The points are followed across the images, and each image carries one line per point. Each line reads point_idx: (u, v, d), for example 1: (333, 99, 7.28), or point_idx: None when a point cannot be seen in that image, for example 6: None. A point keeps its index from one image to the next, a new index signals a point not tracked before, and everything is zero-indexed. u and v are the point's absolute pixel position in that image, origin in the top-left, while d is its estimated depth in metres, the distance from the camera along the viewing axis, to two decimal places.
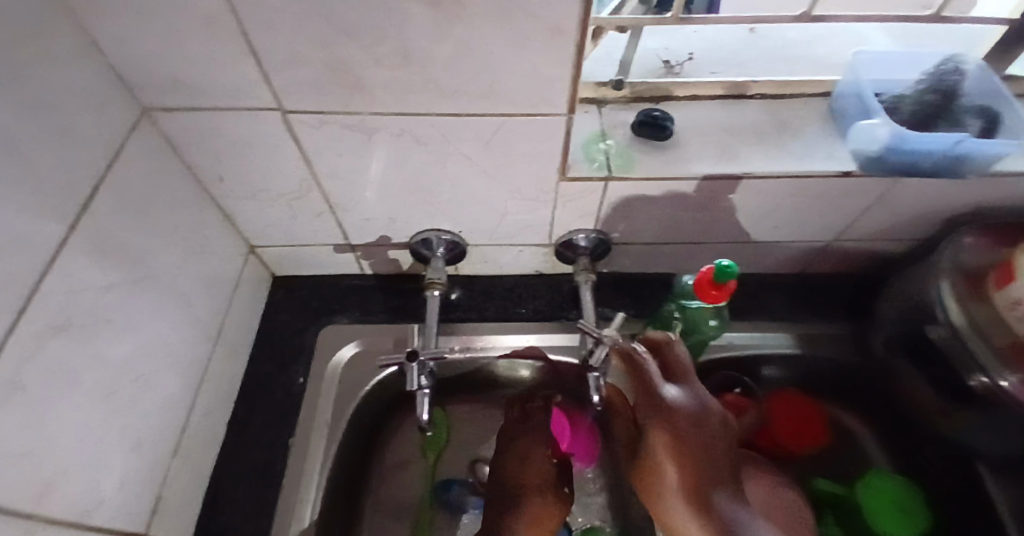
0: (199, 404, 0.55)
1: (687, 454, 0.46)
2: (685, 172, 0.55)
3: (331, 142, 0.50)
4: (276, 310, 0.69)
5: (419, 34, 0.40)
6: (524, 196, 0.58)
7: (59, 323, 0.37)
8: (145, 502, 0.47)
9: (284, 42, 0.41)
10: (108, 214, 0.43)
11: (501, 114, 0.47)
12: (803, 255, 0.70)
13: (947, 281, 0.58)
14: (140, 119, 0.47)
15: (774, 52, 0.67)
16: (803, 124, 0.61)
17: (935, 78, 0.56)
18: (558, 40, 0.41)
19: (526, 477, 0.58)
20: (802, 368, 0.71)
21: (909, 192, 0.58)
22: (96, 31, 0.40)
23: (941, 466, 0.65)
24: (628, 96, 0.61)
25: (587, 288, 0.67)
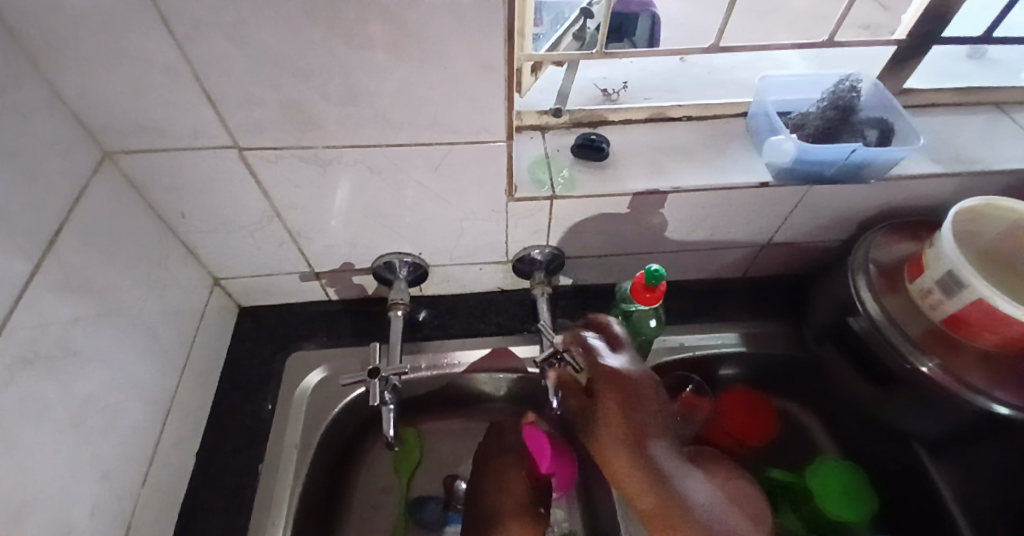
0: (167, 435, 0.57)
1: (627, 404, 0.56)
2: (621, 188, 0.60)
3: (289, 175, 0.54)
4: (244, 340, 0.71)
5: (363, 75, 0.44)
6: (477, 217, 0.62)
7: (25, 357, 0.39)
8: (113, 533, 0.48)
9: (239, 86, 0.44)
10: (74, 251, 0.45)
11: (446, 142, 0.52)
12: (742, 259, 0.76)
13: (863, 277, 0.63)
14: (102, 162, 0.49)
15: (699, 78, 0.74)
16: (727, 140, 0.67)
17: (833, 96, 0.62)
18: (489, 76, 0.45)
19: (503, 505, 0.63)
20: (751, 364, 0.76)
21: (822, 197, 0.64)
22: (57, 82, 0.43)
23: (880, 450, 0.70)
24: (569, 122, 0.67)
25: (544, 300, 0.71)
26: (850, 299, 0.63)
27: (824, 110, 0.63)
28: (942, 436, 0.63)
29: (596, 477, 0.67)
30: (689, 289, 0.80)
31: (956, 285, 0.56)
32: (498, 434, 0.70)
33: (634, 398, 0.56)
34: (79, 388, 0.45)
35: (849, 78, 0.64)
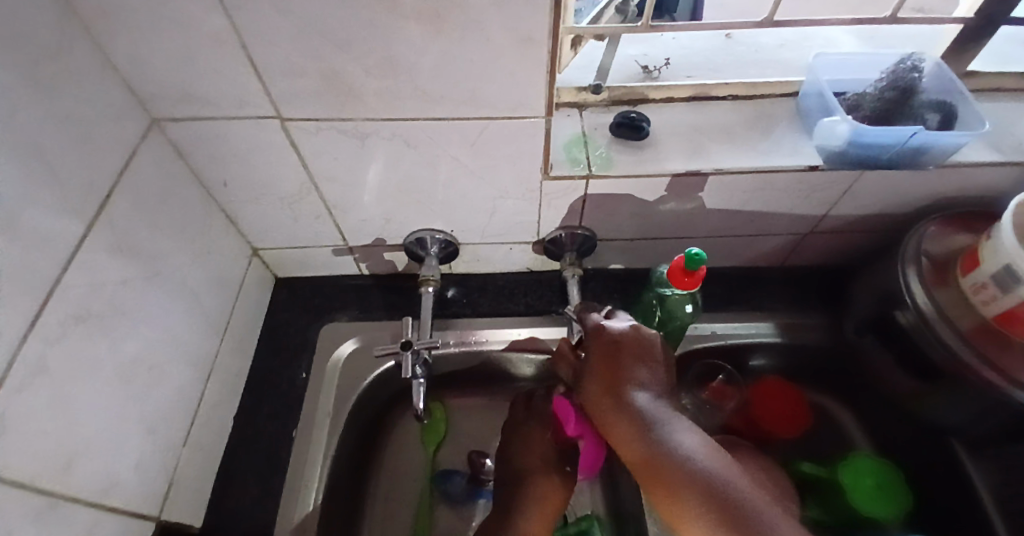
0: (208, 397, 0.59)
1: (617, 373, 0.53)
2: (660, 169, 0.58)
3: (327, 146, 0.54)
4: (280, 309, 0.72)
5: (404, 45, 0.44)
6: (511, 195, 0.61)
7: (78, 315, 0.41)
8: (157, 486, 0.51)
9: (282, 56, 0.44)
10: (123, 216, 0.46)
11: (484, 117, 0.51)
12: (781, 247, 0.74)
13: (913, 270, 0.60)
14: (150, 128, 0.50)
15: (746, 57, 0.71)
16: (773, 122, 0.64)
17: (893, 76, 0.59)
18: (531, 48, 0.44)
19: (531, 464, 0.64)
20: (784, 355, 0.74)
21: (873, 184, 0.62)
22: (109, 48, 0.44)
23: (916, 447, 0.68)
24: (608, 100, 0.65)
25: (575, 282, 0.70)
26: (898, 292, 0.61)
27: (881, 91, 0.59)
28: (987, 435, 0.60)
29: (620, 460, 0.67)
30: (723, 276, 0.78)
31: (1014, 280, 0.53)
32: (528, 402, 0.70)
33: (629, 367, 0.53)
34: (127, 348, 0.46)
35: (911, 58, 0.60)
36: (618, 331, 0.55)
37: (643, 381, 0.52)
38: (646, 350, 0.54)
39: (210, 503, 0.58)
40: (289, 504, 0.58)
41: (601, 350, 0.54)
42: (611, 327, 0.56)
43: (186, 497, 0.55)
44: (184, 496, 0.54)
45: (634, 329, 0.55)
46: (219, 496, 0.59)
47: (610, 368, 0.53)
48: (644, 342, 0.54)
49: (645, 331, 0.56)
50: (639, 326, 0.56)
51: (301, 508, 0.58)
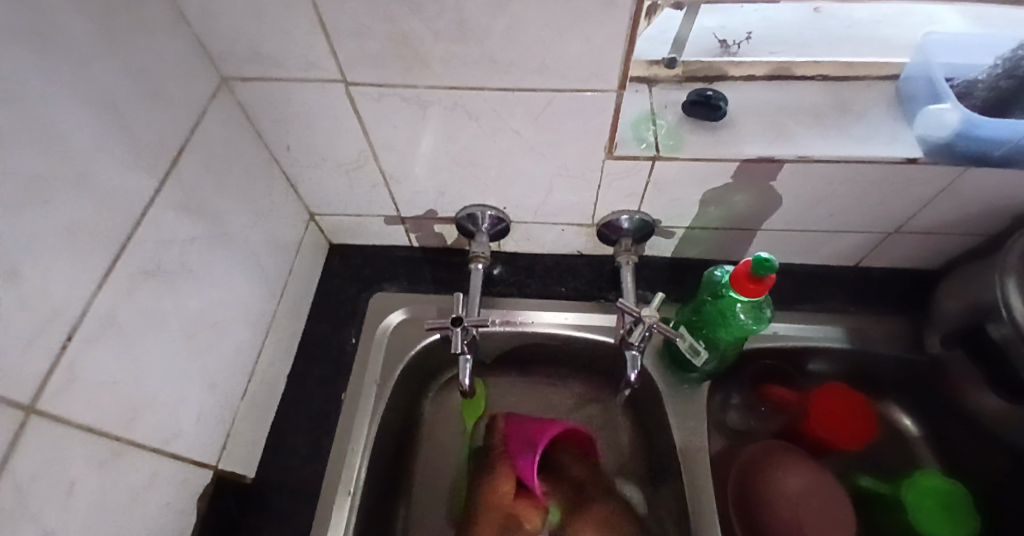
0: (264, 356, 0.60)
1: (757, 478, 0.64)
2: (733, 153, 0.54)
3: (388, 114, 0.53)
4: (332, 276, 0.73)
5: (476, 8, 0.42)
6: (571, 174, 0.59)
7: (150, 268, 0.43)
8: (216, 438, 0.53)
9: (353, 17, 0.43)
10: (193, 175, 0.47)
11: (552, 89, 0.49)
12: (859, 247, 0.68)
13: (1012, 278, 0.54)
14: (219, 88, 0.51)
15: (838, 32, 0.64)
16: (867, 107, 0.59)
17: (1011, 62, 0.54)
18: (611, 15, 0.42)
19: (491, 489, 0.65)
20: (855, 363, 0.69)
21: (977, 184, 0.55)
22: (185, 4, 0.44)
23: (995, 471, 0.62)
24: (681, 76, 0.61)
25: (627, 268, 0.67)
26: (994, 303, 0.55)
27: (995, 79, 0.55)
28: None
29: (664, 456, 0.66)
30: (789, 273, 0.73)
31: None
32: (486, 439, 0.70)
33: (755, 472, 0.64)
34: (193, 304, 0.48)
35: None
36: (750, 451, 0.66)
37: (793, 474, 0.63)
38: (759, 459, 0.65)
39: (262, 458, 0.60)
40: (335, 467, 0.59)
41: (745, 464, 0.65)
42: (758, 445, 0.66)
43: (241, 450, 0.57)
44: (238, 449, 0.56)
45: (759, 453, 0.65)
46: (270, 452, 0.61)
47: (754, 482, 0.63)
48: (770, 456, 0.65)
49: (759, 449, 0.66)
50: (758, 446, 0.66)
51: (347, 470, 0.59)
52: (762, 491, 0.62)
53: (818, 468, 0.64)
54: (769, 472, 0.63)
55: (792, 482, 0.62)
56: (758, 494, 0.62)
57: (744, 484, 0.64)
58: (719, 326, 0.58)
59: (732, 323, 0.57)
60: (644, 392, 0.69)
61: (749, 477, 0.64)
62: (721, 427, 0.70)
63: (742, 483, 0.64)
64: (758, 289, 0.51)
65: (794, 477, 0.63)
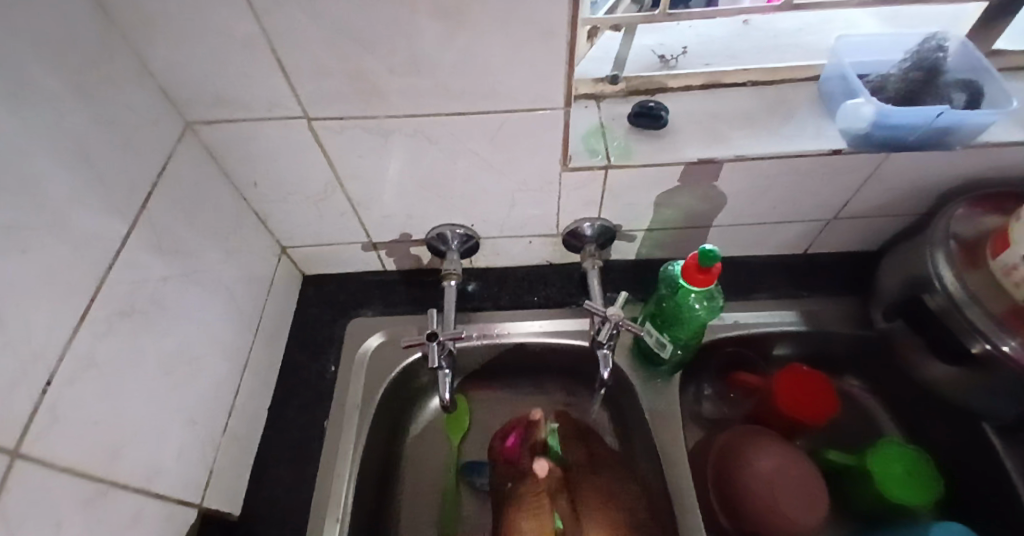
0: (244, 390, 0.61)
1: (732, 463, 0.66)
2: (678, 157, 0.59)
3: (352, 144, 0.55)
4: (307, 306, 0.74)
5: (427, 42, 0.45)
6: (530, 188, 0.62)
7: (126, 309, 0.44)
8: (200, 474, 0.53)
9: (310, 57, 0.46)
10: (162, 217, 0.48)
11: (504, 111, 0.52)
12: (804, 235, 0.73)
13: (941, 252, 0.60)
14: (184, 132, 0.52)
15: (763, 42, 0.70)
16: (795, 107, 0.64)
17: (918, 56, 0.61)
18: (552, 41, 0.45)
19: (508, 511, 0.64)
20: (812, 344, 0.73)
21: (898, 168, 0.61)
22: (147, 56, 0.46)
23: (948, 434, 0.67)
24: (625, 90, 0.65)
25: (593, 272, 0.70)
26: (927, 275, 0.60)
27: (906, 71, 0.62)
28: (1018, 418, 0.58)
29: (643, 452, 0.68)
30: (745, 265, 0.77)
31: None
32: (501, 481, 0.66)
33: (731, 457, 0.67)
34: (169, 342, 0.49)
35: (935, 37, 0.61)
36: (724, 438, 0.68)
37: (767, 456, 0.66)
38: (733, 445, 0.68)
39: (248, 492, 0.60)
40: (322, 495, 0.60)
41: (719, 452, 0.68)
42: (729, 432, 0.69)
43: (226, 485, 0.57)
44: (223, 486, 0.56)
45: (733, 438, 0.68)
46: (256, 485, 0.61)
47: (729, 469, 0.66)
48: (744, 440, 0.68)
49: (733, 435, 0.68)
50: (732, 432, 0.69)
51: (335, 497, 0.60)
52: (740, 474, 0.65)
53: (790, 447, 0.67)
54: (745, 455, 0.66)
55: (766, 462, 0.65)
56: (734, 478, 0.65)
57: (720, 470, 0.66)
58: (679, 317, 0.62)
59: (691, 314, 0.61)
60: (620, 390, 0.72)
61: (725, 464, 0.67)
62: (695, 418, 0.74)
63: (719, 468, 0.67)
64: (706, 278, 0.54)
65: (764, 456, 0.66)
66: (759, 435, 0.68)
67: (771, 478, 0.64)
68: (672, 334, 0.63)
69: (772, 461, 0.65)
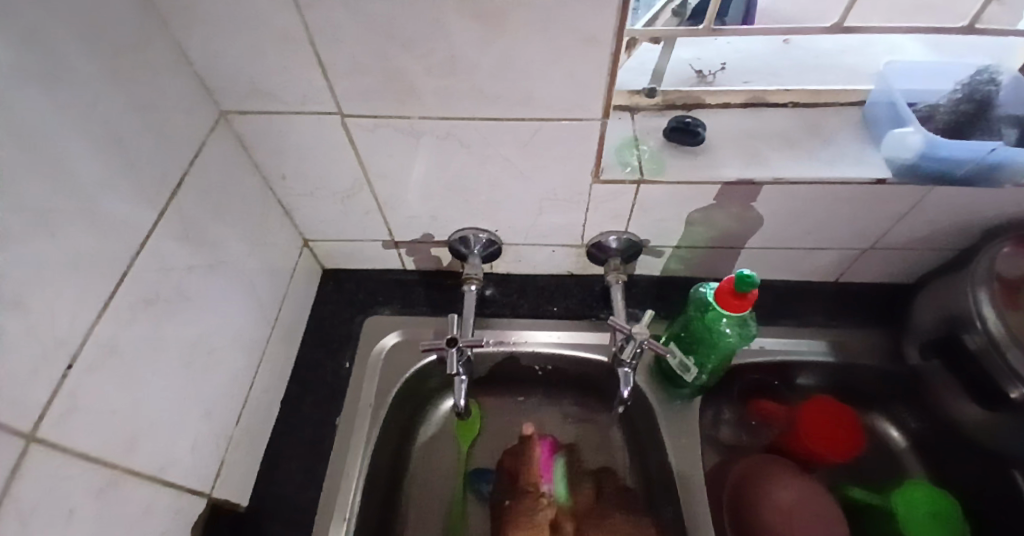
0: (258, 382, 0.60)
1: (750, 494, 0.64)
2: (713, 176, 0.57)
3: (383, 143, 0.55)
4: (325, 301, 0.74)
5: (467, 44, 0.44)
6: (559, 197, 0.61)
7: (150, 296, 0.43)
8: (211, 465, 0.53)
9: (349, 54, 0.45)
10: (191, 205, 0.48)
11: (540, 119, 0.51)
12: (837, 262, 0.71)
13: (984, 291, 0.57)
14: (218, 121, 0.52)
15: (805, 62, 0.68)
16: (837, 131, 0.62)
17: (969, 88, 0.59)
18: (594, 50, 0.44)
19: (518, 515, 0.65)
20: (838, 376, 0.71)
21: (943, 201, 0.59)
22: (188, 44, 0.46)
23: (975, 478, 0.64)
24: (661, 103, 0.64)
25: (617, 287, 0.69)
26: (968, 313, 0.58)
27: (956, 103, 0.59)
28: None
29: (657, 473, 0.66)
30: (772, 289, 0.75)
31: None
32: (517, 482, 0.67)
33: (749, 487, 0.65)
34: (190, 331, 0.48)
35: (987, 70, 0.60)
36: (742, 467, 0.67)
37: (786, 489, 0.64)
38: (751, 474, 0.66)
39: (256, 485, 0.60)
40: (329, 494, 0.59)
41: (736, 480, 0.66)
42: (747, 461, 0.67)
43: (235, 477, 0.57)
44: (232, 477, 0.56)
45: (751, 467, 0.66)
46: (264, 479, 0.60)
47: (746, 499, 0.64)
48: (763, 471, 0.66)
49: (752, 464, 0.67)
50: (750, 461, 0.67)
51: (342, 496, 0.59)
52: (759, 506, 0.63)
53: (811, 481, 0.65)
54: (763, 487, 0.64)
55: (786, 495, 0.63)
56: (752, 509, 0.63)
57: (737, 499, 0.65)
58: (706, 341, 0.60)
59: (721, 338, 0.59)
60: (636, 409, 0.70)
61: (742, 493, 0.65)
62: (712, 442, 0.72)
63: (735, 499, 0.65)
64: (741, 303, 0.53)
65: (784, 490, 0.64)
66: (779, 466, 0.66)
67: (791, 511, 0.62)
68: (698, 355, 0.61)
69: (791, 493, 0.63)
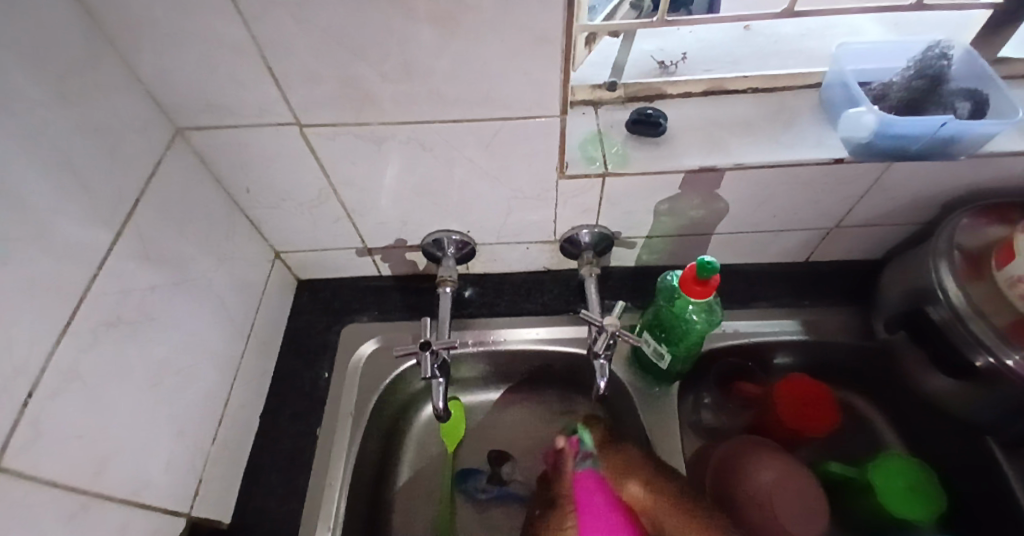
0: (235, 398, 0.60)
1: (731, 477, 0.65)
2: (676, 165, 0.58)
3: (344, 151, 0.55)
4: (301, 312, 0.74)
5: (419, 48, 0.44)
6: (526, 195, 0.61)
7: (111, 319, 0.43)
8: (189, 485, 0.52)
9: (301, 64, 0.45)
10: (150, 225, 0.48)
11: (498, 118, 0.51)
12: (805, 243, 0.72)
13: (945, 264, 0.58)
14: (174, 138, 0.52)
15: (764, 48, 0.69)
16: (795, 114, 0.63)
17: (921, 64, 0.60)
18: (546, 47, 0.45)
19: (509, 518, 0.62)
20: (813, 355, 0.72)
21: (900, 177, 0.60)
22: (136, 62, 0.46)
23: (951, 446, 0.65)
24: (623, 96, 0.64)
25: (591, 280, 0.69)
26: (931, 287, 0.59)
27: (909, 79, 0.60)
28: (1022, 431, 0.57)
29: None
30: (744, 273, 0.76)
31: None
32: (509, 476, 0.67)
33: (731, 470, 0.65)
34: (157, 351, 0.48)
35: (938, 45, 0.61)
36: (722, 449, 0.68)
37: (767, 472, 0.64)
38: (731, 456, 0.67)
39: (239, 501, 0.59)
40: (314, 504, 0.59)
41: (717, 464, 0.67)
42: (726, 443, 0.68)
43: (215, 495, 0.56)
44: (213, 495, 0.56)
45: (732, 448, 0.67)
46: (248, 494, 0.60)
47: (728, 480, 0.65)
48: (744, 452, 0.67)
49: (733, 446, 0.67)
50: (732, 443, 0.68)
51: (326, 507, 0.59)
52: (740, 488, 0.64)
53: (793, 462, 0.66)
54: (746, 470, 0.65)
55: (767, 476, 0.64)
56: (734, 493, 0.64)
57: (719, 483, 0.65)
58: (677, 327, 0.61)
59: (689, 326, 0.60)
60: (617, 400, 0.71)
61: (723, 476, 0.66)
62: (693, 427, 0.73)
63: (718, 481, 0.65)
64: (704, 289, 0.53)
65: (764, 469, 0.65)
66: (759, 447, 0.67)
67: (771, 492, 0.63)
68: (671, 344, 0.62)
69: (772, 473, 0.64)
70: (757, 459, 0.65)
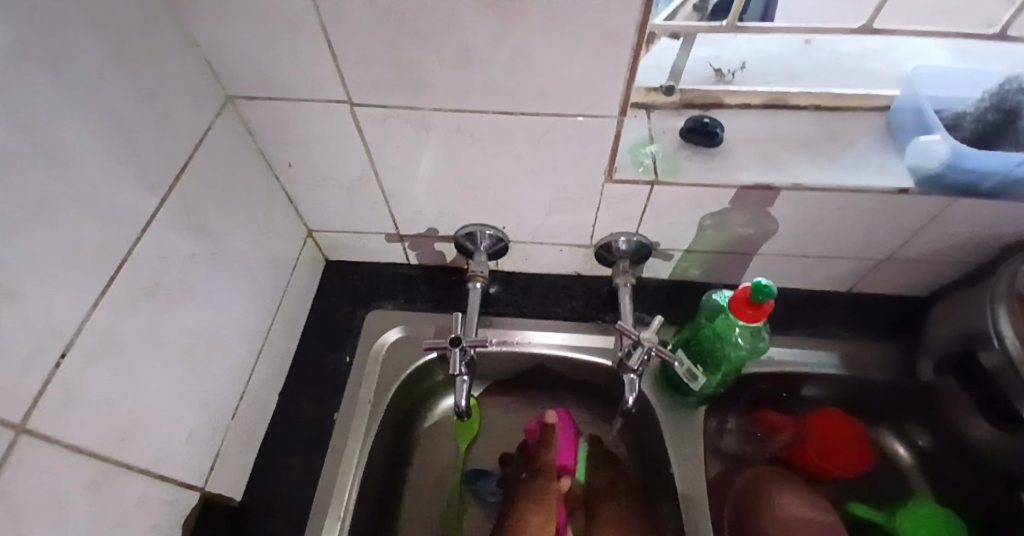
0: (257, 375, 0.59)
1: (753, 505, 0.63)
2: (730, 179, 0.55)
3: (391, 134, 0.53)
4: (327, 294, 0.73)
5: (483, 36, 0.43)
6: (570, 196, 0.59)
7: (149, 286, 0.42)
8: (207, 459, 0.51)
9: (360, 42, 0.44)
10: (194, 193, 0.47)
11: (554, 114, 0.49)
12: (852, 273, 0.69)
13: (1003, 308, 0.55)
14: (224, 106, 0.51)
15: (827, 64, 0.66)
16: (857, 137, 0.60)
17: (999, 97, 0.57)
18: (615, 46, 0.43)
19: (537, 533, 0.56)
20: (849, 389, 0.69)
21: (966, 215, 0.57)
22: (195, 26, 0.45)
23: (988, 499, 0.62)
24: (678, 102, 0.62)
25: (626, 290, 0.67)
26: (987, 330, 0.56)
27: (983, 111, 0.58)
28: None
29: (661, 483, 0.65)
30: (783, 297, 0.73)
31: None
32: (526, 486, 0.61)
33: (754, 498, 0.63)
34: (189, 322, 0.47)
35: (1016, 80, 0.58)
36: (748, 477, 0.65)
37: (792, 505, 0.62)
38: (755, 485, 0.64)
39: (253, 480, 0.59)
40: (326, 490, 0.58)
41: (740, 491, 0.65)
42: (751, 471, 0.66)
43: (230, 471, 0.55)
44: (229, 472, 0.55)
45: (757, 477, 0.65)
46: (263, 473, 0.59)
47: (749, 508, 0.63)
48: (769, 482, 0.64)
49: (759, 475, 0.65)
50: (758, 472, 0.66)
51: (340, 493, 0.58)
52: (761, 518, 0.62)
53: (818, 499, 0.63)
54: (769, 500, 0.63)
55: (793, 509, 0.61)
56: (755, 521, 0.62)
57: (741, 511, 0.63)
58: (716, 347, 0.59)
59: (732, 348, 0.58)
60: (640, 416, 0.69)
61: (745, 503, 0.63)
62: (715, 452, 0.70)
63: (739, 511, 0.63)
64: (755, 313, 0.51)
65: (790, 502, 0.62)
66: (786, 480, 0.65)
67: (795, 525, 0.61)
68: (707, 364, 0.60)
69: (796, 505, 0.62)
70: (782, 490, 0.63)
